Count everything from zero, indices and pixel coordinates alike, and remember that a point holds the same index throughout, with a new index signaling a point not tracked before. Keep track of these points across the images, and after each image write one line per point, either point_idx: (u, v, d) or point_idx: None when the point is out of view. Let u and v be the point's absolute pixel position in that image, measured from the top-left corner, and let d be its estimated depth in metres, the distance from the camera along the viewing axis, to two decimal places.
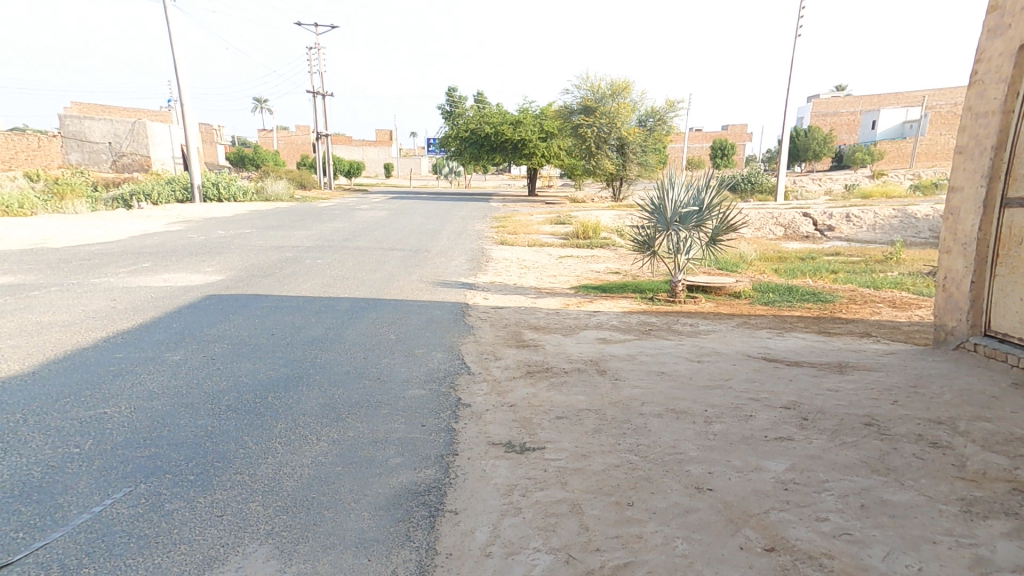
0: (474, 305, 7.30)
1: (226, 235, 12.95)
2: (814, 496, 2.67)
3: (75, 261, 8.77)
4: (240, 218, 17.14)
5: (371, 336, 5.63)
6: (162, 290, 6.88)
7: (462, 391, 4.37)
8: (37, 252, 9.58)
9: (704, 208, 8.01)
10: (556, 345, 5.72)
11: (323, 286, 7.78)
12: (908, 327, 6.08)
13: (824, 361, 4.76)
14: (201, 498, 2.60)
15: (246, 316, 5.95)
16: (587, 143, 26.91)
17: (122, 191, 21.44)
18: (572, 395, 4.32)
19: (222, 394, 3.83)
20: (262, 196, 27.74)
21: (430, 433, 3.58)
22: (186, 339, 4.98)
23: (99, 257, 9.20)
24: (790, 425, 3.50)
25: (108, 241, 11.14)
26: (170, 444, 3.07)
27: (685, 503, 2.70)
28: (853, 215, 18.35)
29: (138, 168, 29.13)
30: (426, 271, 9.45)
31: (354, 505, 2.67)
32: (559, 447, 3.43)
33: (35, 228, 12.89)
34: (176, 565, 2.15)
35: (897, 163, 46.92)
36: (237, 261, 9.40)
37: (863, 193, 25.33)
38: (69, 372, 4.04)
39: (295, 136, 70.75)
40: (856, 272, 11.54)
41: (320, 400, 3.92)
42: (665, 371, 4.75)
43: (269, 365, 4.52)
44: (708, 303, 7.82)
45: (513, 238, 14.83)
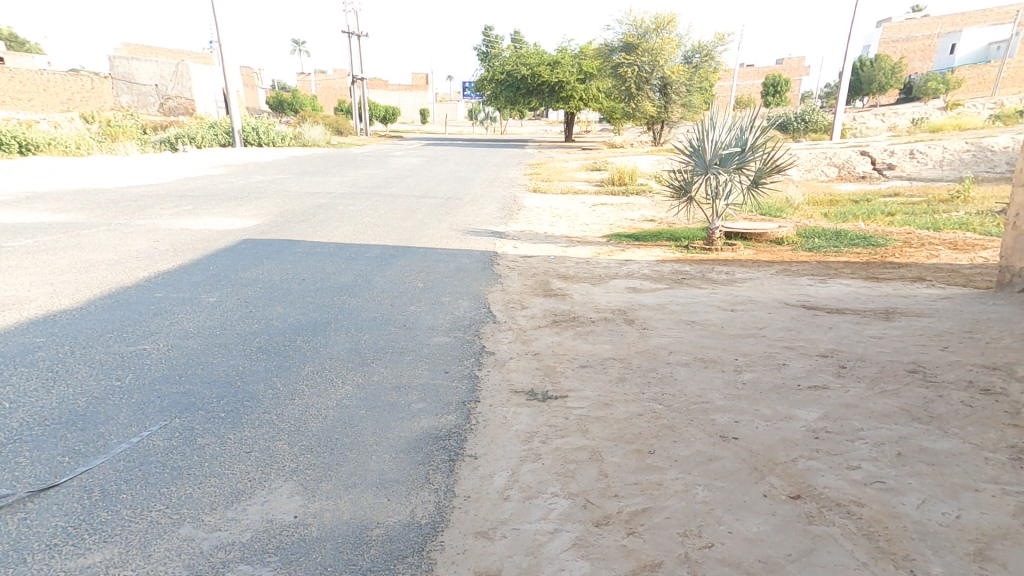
0: (503, 254, 7.22)
1: (264, 180, 13.21)
2: (846, 444, 2.55)
3: (123, 202, 9.14)
4: (276, 164, 17.39)
5: (399, 284, 5.70)
6: (202, 233, 7.11)
7: (486, 339, 4.39)
8: (90, 192, 10.05)
9: (748, 148, 7.53)
10: (584, 294, 5.61)
11: (355, 233, 7.86)
12: (969, 271, 5.59)
13: (869, 307, 4.47)
14: (231, 435, 2.72)
15: (279, 261, 6.09)
16: (627, 83, 25.52)
17: (168, 134, 22.07)
18: (597, 344, 4.27)
19: (253, 336, 3.98)
20: (299, 142, 27.89)
21: (452, 379, 3.63)
22: (221, 281, 5.16)
23: (146, 199, 9.54)
24: (825, 373, 3.34)
25: (156, 184, 11.55)
26: (203, 382, 3.22)
27: (707, 451, 2.63)
28: (917, 152, 16.87)
29: (183, 112, 29.75)
30: (457, 219, 9.38)
31: (376, 447, 2.75)
32: (581, 395, 3.41)
33: (88, 169, 13.43)
34: (205, 496, 2.27)
35: (974, 91, 42.52)
36: (274, 206, 9.57)
37: (931, 128, 23.21)
38: (112, 308, 4.27)
39: (330, 84, 70.33)
40: (915, 213, 10.75)
41: (347, 344, 4.02)
42: (696, 320, 4.60)
43: (299, 310, 4.65)
44: (747, 251, 7.46)
45: (546, 185, 14.47)
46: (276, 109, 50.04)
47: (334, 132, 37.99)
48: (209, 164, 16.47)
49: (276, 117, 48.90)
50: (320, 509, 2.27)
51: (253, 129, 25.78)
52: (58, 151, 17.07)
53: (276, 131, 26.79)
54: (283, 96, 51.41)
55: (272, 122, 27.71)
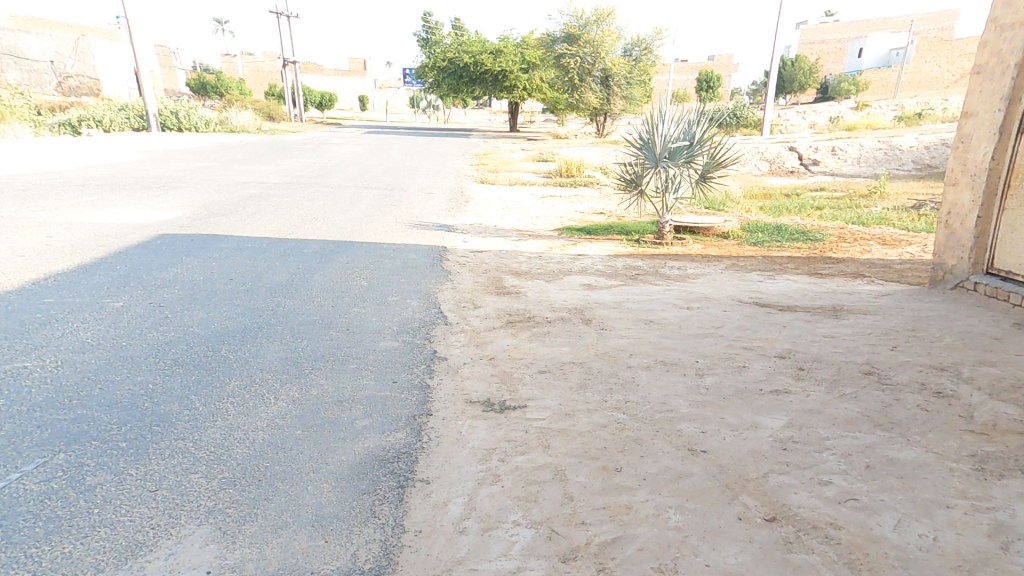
0: (452, 249, 6.88)
1: (185, 167, 12.09)
2: (815, 455, 2.48)
3: (11, 191, 8.02)
4: (201, 150, 16.04)
5: (341, 283, 5.26)
6: (108, 226, 6.31)
7: (438, 343, 4.09)
8: None
9: (695, 142, 7.55)
10: (538, 292, 5.40)
11: (290, 227, 7.26)
12: (900, 266, 5.85)
13: (818, 304, 4.53)
14: (132, 470, 2.29)
15: (202, 258, 5.48)
16: (570, 75, 25.49)
17: (69, 115, 19.94)
18: (555, 347, 4.07)
19: (168, 346, 3.47)
20: (226, 127, 25.95)
21: (401, 390, 3.31)
22: (129, 283, 4.53)
23: (40, 188, 8.43)
24: (785, 376, 3.30)
25: (56, 171, 10.29)
26: (101, 405, 2.74)
27: (677, 467, 2.49)
28: (838, 148, 17.84)
29: (87, 91, 27.13)
30: (402, 212, 8.91)
31: (313, 475, 2.40)
32: (541, 405, 3.20)
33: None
34: (90, 554, 1.87)
35: (880, 92, 46.00)
36: (197, 197, 8.71)
37: (847, 126, 24.77)
38: None
39: (261, 65, 66.25)
40: (841, 208, 11.32)
41: (282, 353, 3.59)
42: (654, 320, 4.51)
43: (225, 313, 4.15)
44: (695, 245, 7.51)
45: (493, 176, 14.16)
46: (199, 91, 46.41)
47: (265, 116, 35.74)
48: (121, 149, 14.92)
49: (199, 96, 45.46)
50: (240, 560, 1.91)
51: (172, 111, 23.72)
52: None
53: (200, 116, 24.80)
54: (205, 75, 47.70)
55: (195, 105, 25.59)
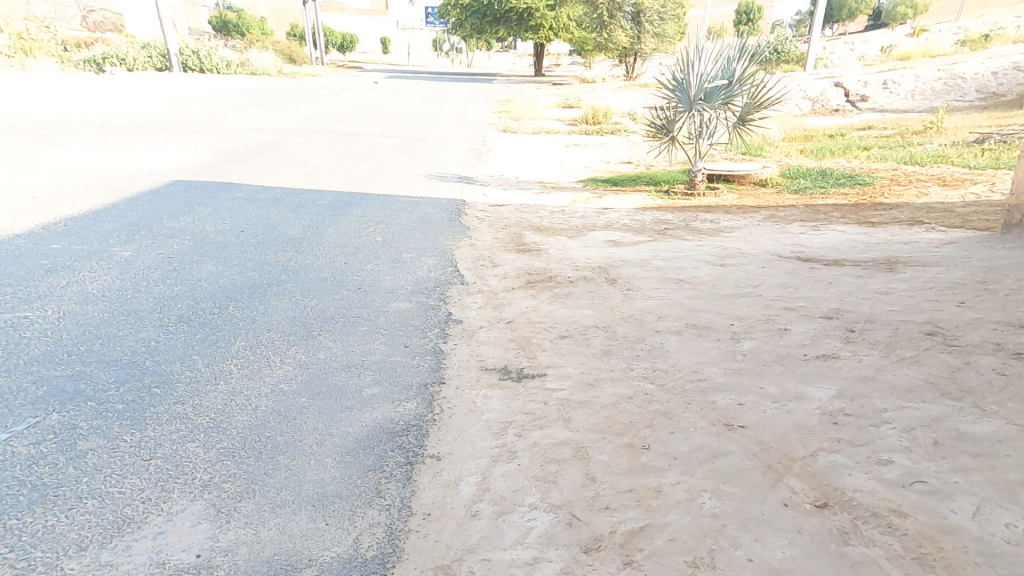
0: (471, 202, 6.57)
1: (203, 111, 11.89)
2: (872, 430, 2.20)
3: (31, 130, 7.97)
4: (220, 94, 15.79)
5: (355, 237, 5.06)
6: (122, 171, 6.20)
7: (453, 305, 3.88)
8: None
9: (734, 81, 6.92)
10: (560, 249, 5.09)
11: (305, 176, 7.05)
12: (963, 210, 5.28)
13: (869, 257, 4.10)
14: (126, 437, 2.19)
15: (214, 207, 5.33)
16: (598, 10, 23.88)
17: (92, 53, 19.81)
18: (577, 309, 3.82)
19: (173, 301, 3.35)
20: (247, 70, 25.24)
21: (414, 356, 3.13)
22: (138, 232, 4.42)
23: (60, 127, 8.39)
24: (833, 339, 2.97)
25: (75, 111, 10.17)
26: (100, 362, 2.64)
27: (711, 445, 2.25)
28: (890, 81, 16.38)
29: (110, 27, 26.83)
30: (420, 162, 8.58)
31: (317, 448, 2.26)
32: (562, 374, 2.99)
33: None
34: (75, 529, 1.78)
35: (942, 13, 43.17)
36: (213, 142, 8.52)
37: (901, 56, 22.69)
38: None
39: (280, 5, 64.34)
40: (892, 147, 10.41)
41: (291, 312, 3.44)
42: (684, 280, 4.19)
43: (235, 268, 4.01)
44: (730, 195, 6.99)
45: (515, 124, 13.55)
46: (220, 31, 45.61)
47: (285, 60, 34.93)
48: (141, 90, 14.75)
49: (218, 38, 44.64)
50: (233, 542, 1.79)
51: (192, 52, 23.30)
52: None
53: (220, 58, 24.27)
54: (225, 17, 46.53)
55: (215, 46, 25.09)
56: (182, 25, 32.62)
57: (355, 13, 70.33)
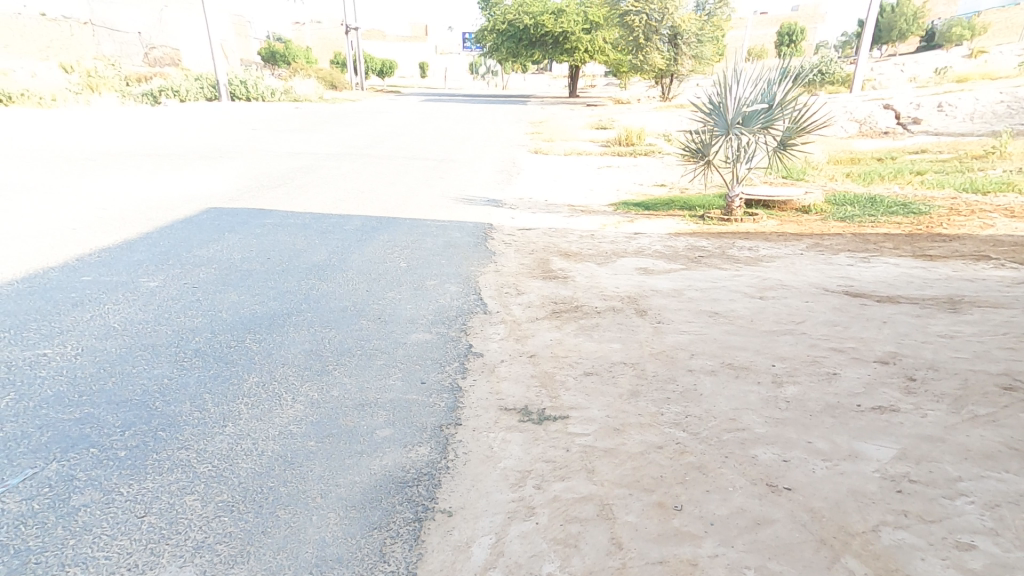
0: (498, 226, 6.46)
1: (244, 137, 12.32)
2: (944, 504, 1.91)
3: (84, 161, 8.39)
4: (262, 120, 16.42)
5: (379, 263, 5.01)
6: (161, 199, 6.40)
7: (474, 336, 3.73)
8: (50, 149, 9.30)
9: (775, 105, 6.66)
10: (588, 277, 4.90)
11: (336, 201, 7.11)
12: None
13: (928, 294, 3.76)
14: (123, 490, 2.09)
15: (243, 234, 5.39)
16: (634, 34, 23.88)
17: (150, 86, 21.04)
18: (605, 343, 3.61)
19: (191, 334, 3.32)
20: (291, 96, 25.99)
21: (430, 393, 2.98)
22: (167, 261, 4.49)
23: (110, 158, 8.81)
24: (891, 388, 2.67)
25: (126, 141, 10.70)
26: (109, 403, 2.59)
27: (753, 510, 2.00)
28: (946, 104, 15.64)
29: (169, 61, 28.60)
30: (450, 185, 8.57)
31: (320, 502, 2.12)
32: (586, 417, 2.78)
33: (53, 124, 12.43)
34: None
35: (1000, 34, 41.29)
36: (250, 169, 8.74)
37: (956, 77, 21.76)
38: (24, 298, 3.64)
39: (326, 35, 67.49)
40: (948, 173, 9.84)
41: (307, 345, 3.36)
42: (720, 313, 3.93)
43: (256, 297, 3.99)
44: (770, 221, 6.67)
45: (547, 146, 13.51)
46: (269, 60, 47.90)
47: (328, 85, 36.25)
48: (190, 119, 15.50)
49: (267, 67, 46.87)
50: None
51: (240, 82, 24.40)
52: (29, 103, 16.27)
53: (265, 85, 25.36)
54: (274, 45, 48.80)
55: (262, 75, 26.26)
56: (233, 54, 34.32)
57: (396, 39, 72.83)
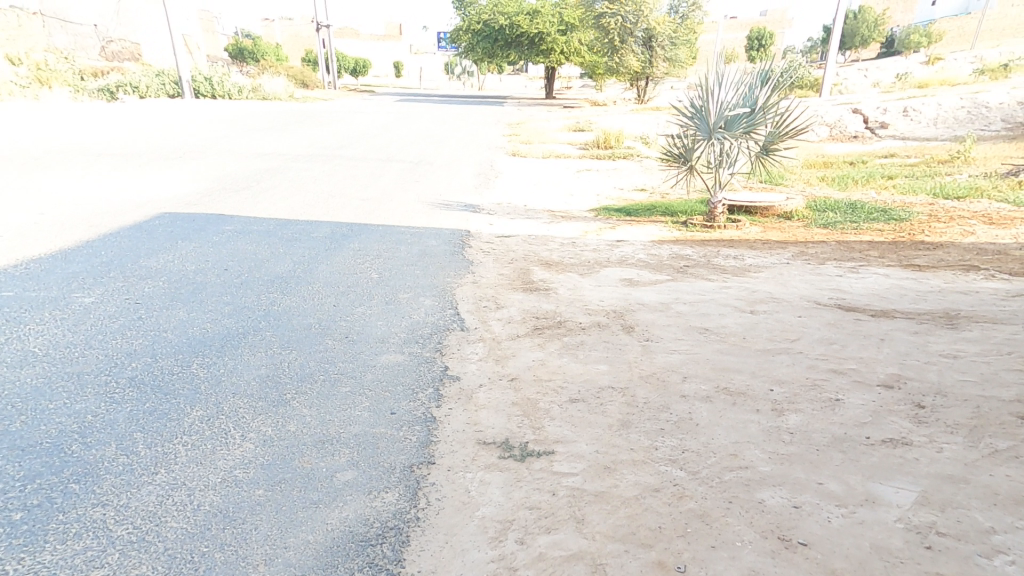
0: (476, 233, 6.18)
1: (207, 137, 11.73)
2: (978, 564, 1.71)
3: (25, 161, 7.77)
4: (227, 119, 15.74)
5: (348, 274, 4.67)
6: (109, 203, 5.91)
7: (450, 357, 3.44)
8: None
9: (757, 109, 6.54)
10: (571, 289, 4.65)
11: (303, 206, 6.71)
12: (1018, 253, 4.79)
13: (923, 309, 3.62)
14: (15, 565, 1.74)
15: (198, 242, 4.97)
16: (610, 36, 23.87)
17: (106, 82, 20.05)
18: (591, 365, 3.36)
19: (126, 360, 2.95)
20: (258, 94, 25.24)
21: (400, 426, 2.67)
22: (108, 274, 4.07)
23: (56, 157, 8.20)
24: (900, 416, 2.49)
25: (75, 139, 10.02)
26: (15, 449, 2.22)
27: (767, 571, 1.77)
28: (911, 109, 15.98)
29: (128, 57, 27.34)
30: (425, 189, 8.23)
31: (262, 572, 1.80)
32: (573, 453, 2.52)
33: None
34: None
35: (957, 44, 42.93)
36: (211, 170, 8.23)
37: (919, 83, 22.39)
38: None
39: (298, 32, 66.12)
40: (920, 177, 9.95)
41: (263, 370, 3.01)
42: (710, 329, 3.73)
43: (208, 314, 3.61)
44: (753, 228, 6.55)
45: (525, 148, 13.27)
46: (237, 58, 46.49)
47: (298, 84, 35.39)
48: (149, 116, 14.73)
49: (234, 65, 45.44)
50: None
51: (205, 78, 23.41)
52: None
53: (232, 83, 24.51)
54: (242, 42, 47.47)
55: (228, 72, 25.33)
56: (198, 51, 33.14)
57: (370, 38, 71.73)
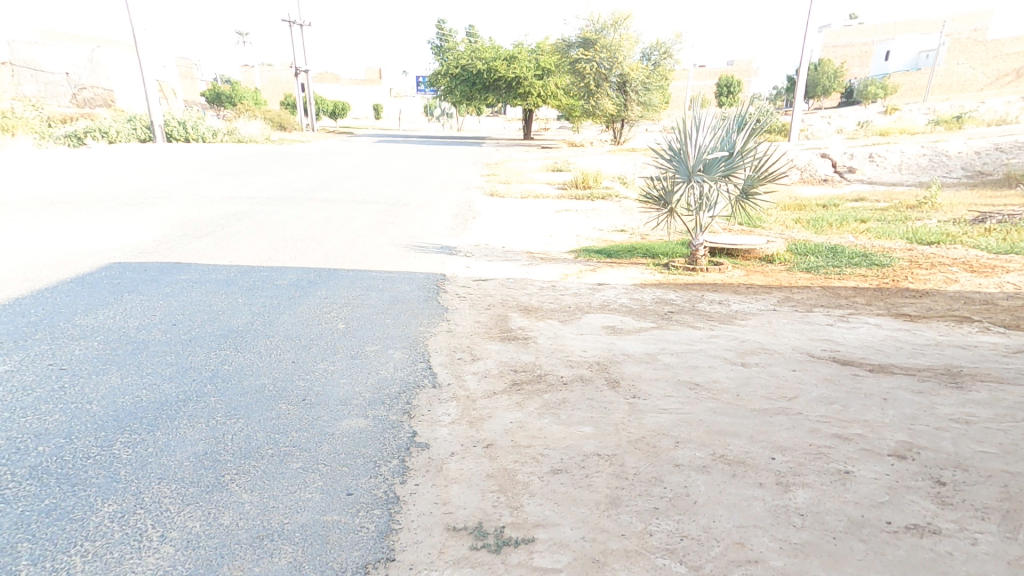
0: (452, 276, 5.90)
1: (175, 180, 11.36)
2: None
3: None
4: (199, 161, 15.42)
5: (313, 326, 4.29)
6: (51, 254, 5.48)
7: (419, 420, 3.07)
8: None
9: (735, 153, 6.52)
10: (551, 338, 4.36)
11: (269, 251, 6.35)
12: (1004, 303, 4.73)
13: (922, 365, 3.44)
14: None
15: (148, 295, 4.57)
16: (586, 81, 24.55)
17: (74, 127, 19.62)
18: (574, 427, 3.04)
19: (32, 442, 2.52)
20: (234, 137, 25.30)
21: (356, 511, 2.28)
22: (35, 335, 3.63)
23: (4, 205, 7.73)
24: (920, 496, 2.22)
25: (30, 186, 9.56)
26: None
27: None
28: (876, 155, 16.60)
29: (100, 103, 27.00)
30: (400, 231, 7.97)
31: None
32: (557, 540, 2.17)
33: None
34: None
35: (909, 97, 45.77)
36: (173, 215, 7.84)
37: (881, 131, 23.47)
38: None
39: (277, 77, 66.89)
40: (891, 222, 10.14)
41: (200, 446, 2.60)
42: (701, 384, 3.46)
43: (145, 379, 3.19)
44: (736, 271, 6.44)
45: (504, 188, 13.21)
46: (214, 102, 46.50)
47: (276, 127, 35.41)
48: (116, 160, 14.32)
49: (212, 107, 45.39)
50: None
51: (178, 122, 23.08)
52: None
53: (207, 127, 24.29)
54: (220, 85, 47.61)
55: (203, 116, 25.14)
56: (174, 97, 33.00)
57: (350, 80, 72.82)
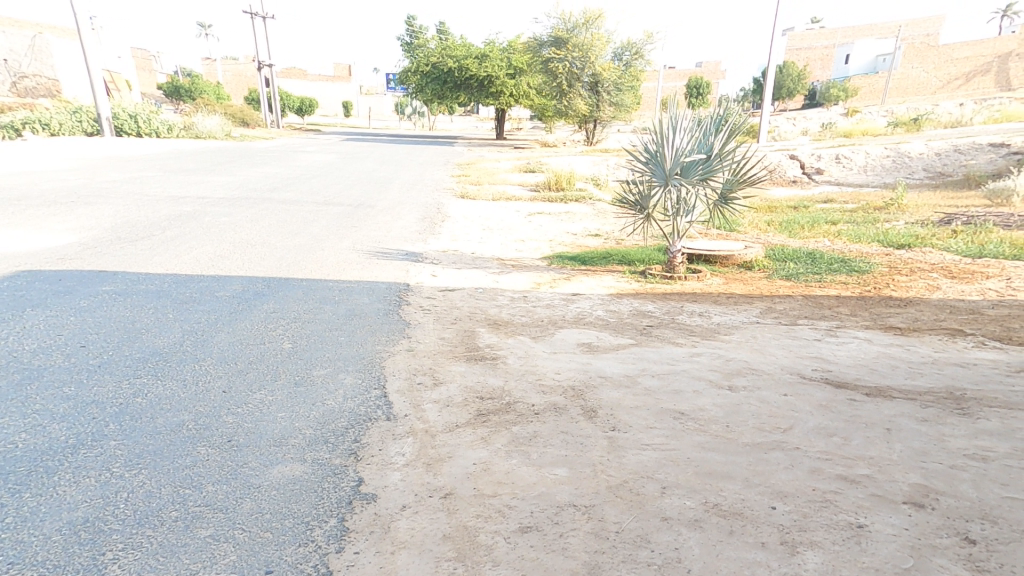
0: (416, 287, 5.43)
1: (119, 177, 10.54)
2: None
3: None
4: (149, 157, 14.46)
5: (251, 346, 3.77)
6: None
7: (365, 465, 2.60)
8: None
9: (713, 156, 6.24)
10: (522, 357, 3.95)
11: (212, 258, 5.76)
12: (991, 313, 4.55)
13: (922, 388, 3.17)
14: None
15: (58, 311, 4.00)
16: (558, 80, 24.28)
17: (13, 117, 18.30)
18: (547, 470, 2.63)
19: None
20: (191, 132, 24.15)
21: None
22: None
23: None
24: (950, 562, 1.89)
25: None
26: None
27: None
28: (842, 156, 16.83)
29: (45, 93, 25.41)
30: (363, 235, 7.46)
31: None
32: None
33: None
34: None
35: (869, 99, 47.23)
36: (109, 216, 7.14)
37: (845, 133, 23.96)
38: None
39: (241, 71, 64.63)
40: (863, 223, 10.11)
41: (79, 512, 2.13)
42: (688, 413, 3.10)
43: (27, 421, 2.68)
44: (714, 279, 6.16)
45: (475, 189, 12.77)
46: (172, 96, 44.54)
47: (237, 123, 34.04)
48: (56, 155, 13.30)
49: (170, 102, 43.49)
50: None
51: (130, 115, 21.81)
52: None
53: (162, 121, 23.06)
54: (178, 78, 45.59)
55: (158, 110, 23.83)
56: (128, 90, 31.40)
57: (318, 77, 70.92)
